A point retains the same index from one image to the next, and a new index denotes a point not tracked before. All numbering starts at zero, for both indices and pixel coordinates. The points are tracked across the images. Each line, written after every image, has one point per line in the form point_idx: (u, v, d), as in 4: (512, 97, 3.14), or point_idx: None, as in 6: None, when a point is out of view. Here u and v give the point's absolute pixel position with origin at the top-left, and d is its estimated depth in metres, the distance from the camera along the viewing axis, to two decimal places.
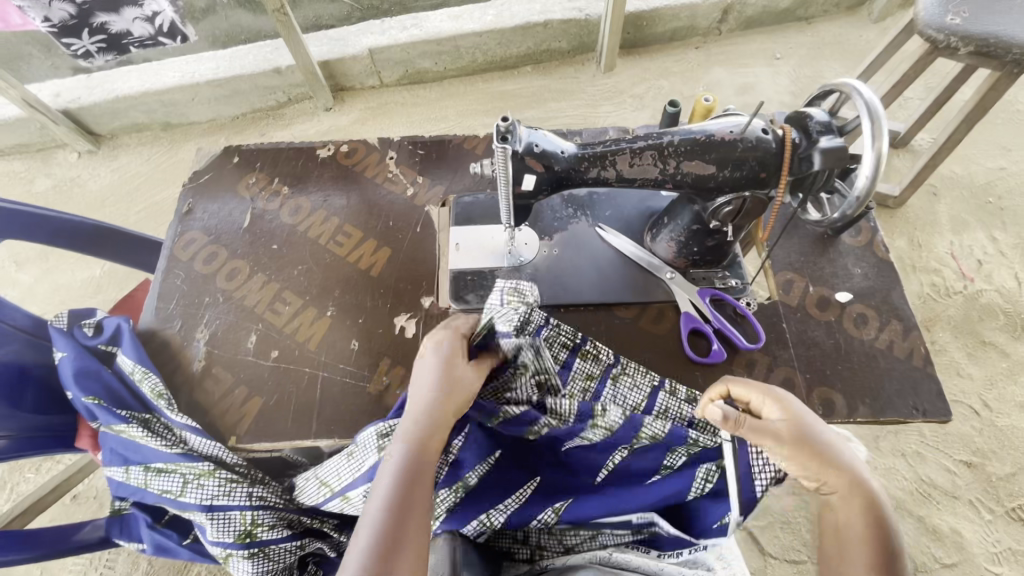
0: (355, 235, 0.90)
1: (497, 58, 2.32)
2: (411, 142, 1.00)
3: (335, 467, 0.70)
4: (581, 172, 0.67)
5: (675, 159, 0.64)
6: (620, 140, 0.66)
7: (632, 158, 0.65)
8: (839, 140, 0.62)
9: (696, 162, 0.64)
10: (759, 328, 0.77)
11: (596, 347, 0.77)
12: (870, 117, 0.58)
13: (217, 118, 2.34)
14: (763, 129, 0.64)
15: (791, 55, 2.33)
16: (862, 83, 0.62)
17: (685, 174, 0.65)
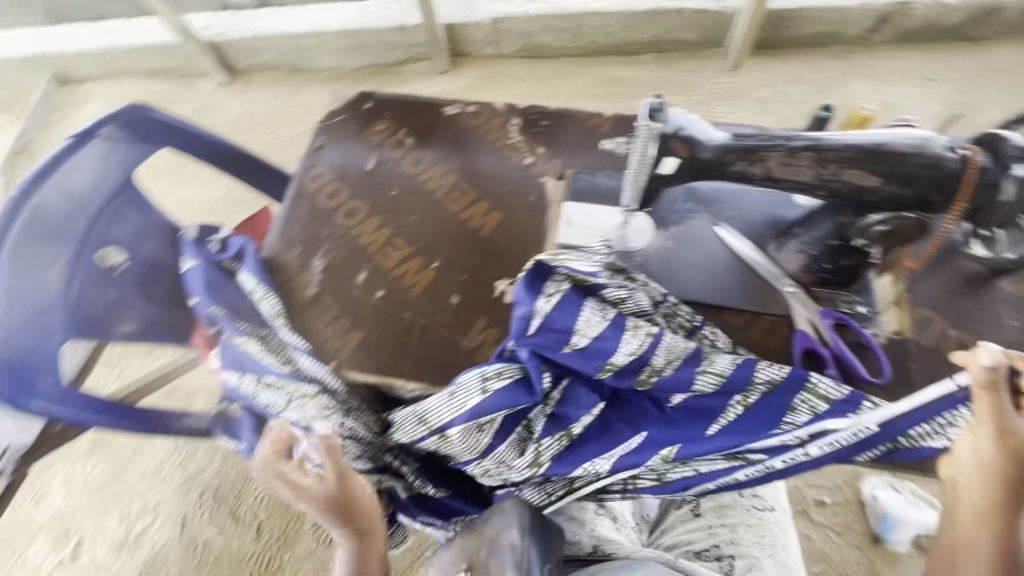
0: (470, 194, 0.92)
1: (619, 42, 2.26)
2: (536, 110, 0.99)
3: (434, 405, 0.69)
4: (726, 164, 0.63)
5: (836, 165, 0.59)
6: (776, 135, 0.62)
7: (785, 158, 0.61)
8: None
9: (859, 171, 0.59)
10: (885, 362, 0.71)
11: (712, 333, 0.75)
12: None
13: (340, 68, 2.45)
14: (947, 146, 0.57)
15: (947, 79, 2.10)
16: None
17: (843, 183, 0.60)
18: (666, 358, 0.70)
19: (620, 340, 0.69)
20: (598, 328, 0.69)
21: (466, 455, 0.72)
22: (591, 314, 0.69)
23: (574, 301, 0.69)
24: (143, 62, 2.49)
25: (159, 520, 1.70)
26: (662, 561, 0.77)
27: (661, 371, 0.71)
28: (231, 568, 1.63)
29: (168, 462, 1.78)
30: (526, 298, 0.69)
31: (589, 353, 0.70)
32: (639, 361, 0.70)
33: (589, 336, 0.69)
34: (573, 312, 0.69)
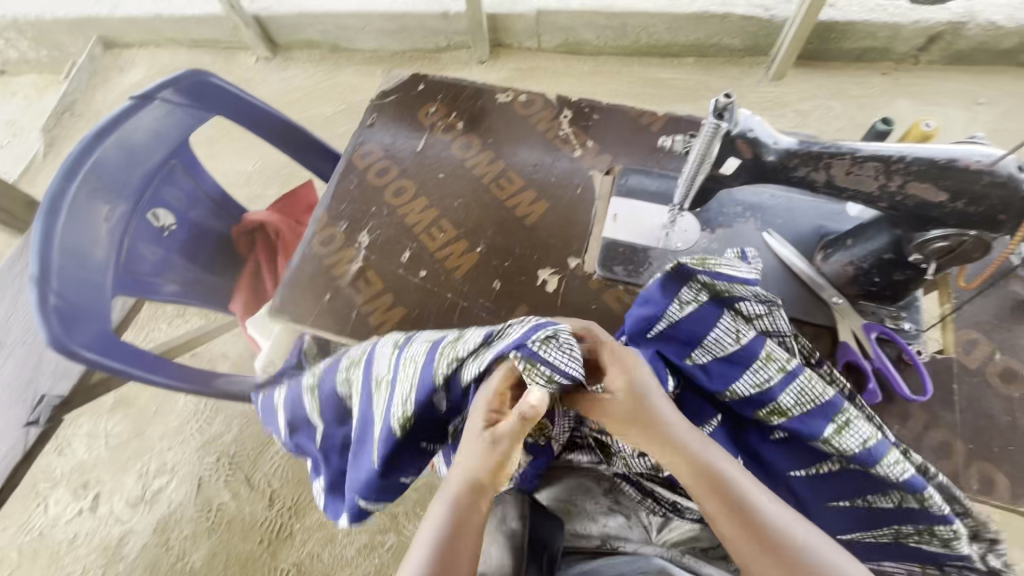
0: (517, 182, 0.93)
1: (661, 44, 2.25)
2: (587, 104, 0.99)
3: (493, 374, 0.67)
4: (789, 169, 0.63)
5: (901, 177, 0.59)
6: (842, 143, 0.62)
7: (851, 168, 0.61)
8: None
9: (925, 185, 0.59)
10: (927, 379, 0.70)
11: (833, 372, 0.70)
12: None
13: (380, 50, 2.47)
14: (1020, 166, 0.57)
15: (995, 104, 2.06)
16: None
17: (907, 196, 0.60)
18: (797, 398, 0.66)
19: (745, 369, 0.67)
20: (733, 348, 0.68)
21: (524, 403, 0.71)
22: (724, 333, 0.68)
23: (707, 313, 0.69)
24: (188, 32, 2.52)
25: (175, 480, 1.74)
26: (667, 559, 0.75)
27: (786, 411, 0.66)
28: (240, 533, 1.66)
29: (189, 424, 1.82)
30: (658, 300, 0.70)
31: (715, 369, 0.68)
32: (763, 396, 0.67)
33: (716, 352, 0.68)
34: (703, 324, 0.69)
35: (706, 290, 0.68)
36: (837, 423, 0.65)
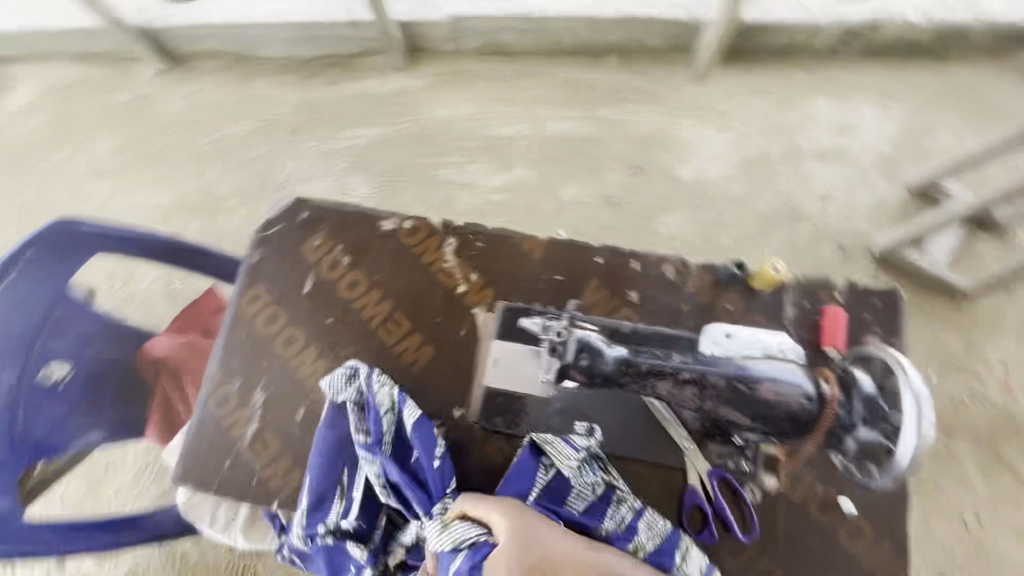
0: (404, 325, 0.96)
1: (583, 44, 2.17)
2: (472, 231, 1.01)
3: (383, 397, 0.87)
4: (621, 382, 0.70)
5: (713, 402, 0.67)
6: (667, 361, 0.69)
7: (670, 389, 0.69)
8: (878, 434, 0.63)
9: (732, 411, 0.67)
10: (755, 521, 0.82)
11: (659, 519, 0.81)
12: (916, 410, 0.61)
13: (289, 56, 2.29)
14: (810, 394, 0.65)
15: (907, 99, 2.10)
16: (911, 369, 0.65)
17: (719, 415, 0.68)
18: (649, 535, 0.79)
19: (605, 515, 0.80)
20: (593, 491, 0.80)
21: (387, 416, 0.86)
22: (583, 486, 0.80)
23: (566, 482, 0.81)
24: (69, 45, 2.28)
25: None
26: None
27: (644, 547, 0.78)
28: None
29: None
30: (527, 464, 0.82)
31: (590, 511, 0.80)
32: (626, 535, 0.79)
33: (581, 501, 0.80)
34: (562, 487, 0.81)
35: (552, 461, 0.81)
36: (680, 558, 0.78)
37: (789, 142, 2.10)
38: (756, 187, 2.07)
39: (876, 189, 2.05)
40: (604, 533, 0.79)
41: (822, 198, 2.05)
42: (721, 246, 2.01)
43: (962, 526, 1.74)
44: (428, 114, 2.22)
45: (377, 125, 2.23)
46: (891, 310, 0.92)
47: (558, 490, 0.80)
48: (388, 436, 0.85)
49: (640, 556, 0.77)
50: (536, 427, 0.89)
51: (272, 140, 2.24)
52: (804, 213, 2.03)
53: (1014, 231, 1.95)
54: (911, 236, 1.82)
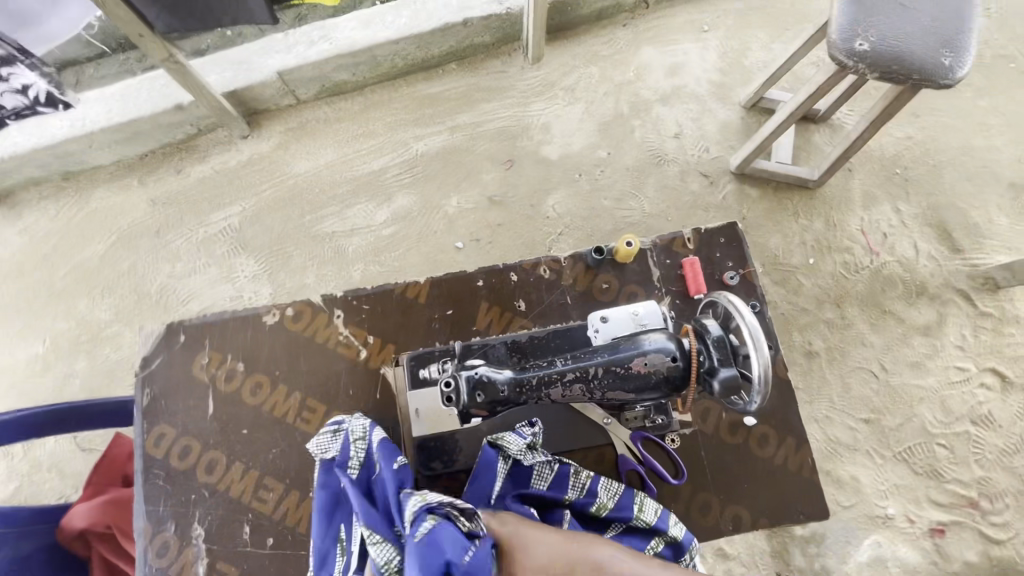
0: (321, 409, 0.97)
1: (418, 60, 2.19)
2: (355, 297, 1.03)
3: (351, 424, 0.89)
4: (520, 399, 0.78)
5: (600, 390, 0.77)
6: (552, 369, 0.78)
7: (563, 390, 0.77)
8: (734, 368, 0.73)
9: (618, 391, 0.76)
10: (681, 465, 0.93)
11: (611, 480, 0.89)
12: (753, 342, 0.71)
13: (123, 159, 2.15)
14: (671, 355, 0.75)
15: (718, 27, 2.31)
16: (744, 303, 0.75)
17: (610, 398, 0.78)
18: (608, 494, 0.86)
19: (568, 487, 0.86)
20: (552, 469, 0.86)
21: (357, 442, 0.87)
22: (542, 469, 0.86)
23: (528, 468, 0.86)
24: None
25: None
26: None
27: (607, 505, 0.85)
28: None
29: None
30: (491, 458, 0.84)
31: (554, 484, 0.86)
32: (589, 498, 0.86)
33: (544, 482, 0.86)
34: (525, 472, 0.86)
35: (510, 454, 0.84)
36: (638, 502, 0.86)
37: (633, 96, 2.25)
38: (618, 146, 2.21)
39: (718, 114, 2.25)
40: (569, 501, 0.85)
41: (676, 136, 2.22)
42: (605, 209, 2.13)
43: (871, 377, 2.00)
44: (290, 174, 2.16)
45: (242, 200, 2.14)
46: (733, 242, 1.04)
47: (523, 479, 0.86)
48: (356, 459, 0.85)
49: (606, 513, 0.85)
50: (473, 458, 0.94)
51: (135, 250, 2.10)
52: (665, 155, 2.19)
53: (835, 116, 2.21)
54: (755, 149, 2.02)
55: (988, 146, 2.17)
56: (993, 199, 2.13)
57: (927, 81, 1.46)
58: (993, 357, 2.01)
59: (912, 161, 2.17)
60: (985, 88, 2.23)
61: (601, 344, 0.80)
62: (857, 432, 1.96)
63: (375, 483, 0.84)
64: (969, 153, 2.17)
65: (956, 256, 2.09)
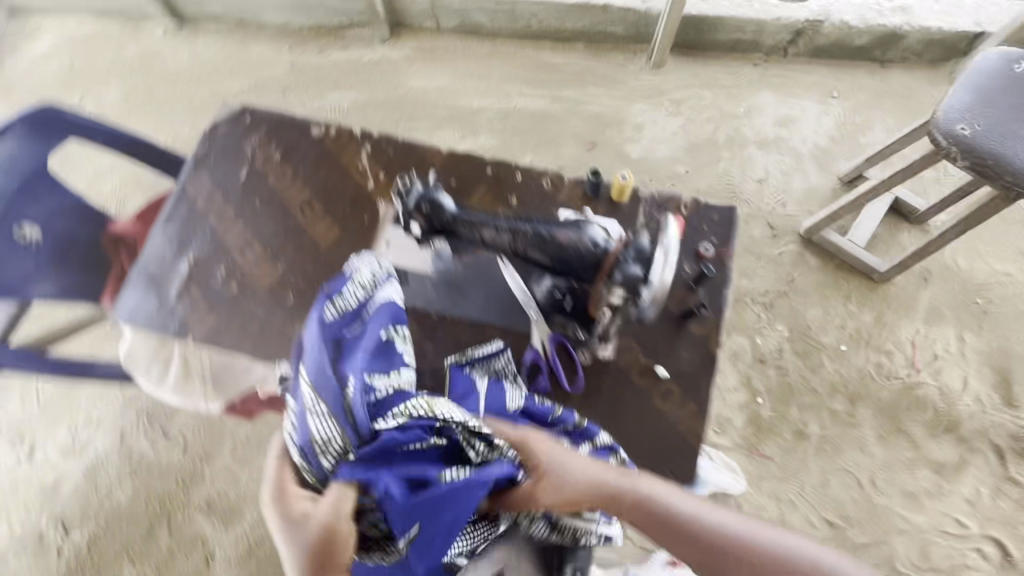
0: (318, 210, 1.14)
1: (551, 29, 2.37)
2: (386, 141, 1.19)
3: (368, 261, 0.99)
4: (458, 229, 0.94)
5: (524, 246, 0.91)
6: (493, 217, 0.94)
7: (498, 235, 0.92)
8: (640, 269, 0.85)
9: (537, 252, 0.90)
10: (580, 377, 0.99)
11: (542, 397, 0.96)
12: (665, 255, 0.84)
13: (286, 24, 2.52)
14: (590, 239, 0.88)
15: (847, 97, 2.24)
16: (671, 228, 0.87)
17: (528, 257, 0.92)
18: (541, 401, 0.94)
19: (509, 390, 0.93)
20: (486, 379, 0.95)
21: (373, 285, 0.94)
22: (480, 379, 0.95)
23: (468, 374, 0.95)
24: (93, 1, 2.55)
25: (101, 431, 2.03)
26: None
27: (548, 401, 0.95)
28: (159, 476, 1.98)
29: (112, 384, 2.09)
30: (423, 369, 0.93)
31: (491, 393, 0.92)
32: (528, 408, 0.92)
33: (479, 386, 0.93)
34: (462, 377, 0.94)
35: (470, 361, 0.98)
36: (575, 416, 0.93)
37: (733, 129, 2.25)
38: (699, 167, 2.22)
39: (810, 176, 2.19)
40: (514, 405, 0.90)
41: (759, 180, 2.19)
42: None
43: (856, 485, 1.85)
44: (404, 84, 2.42)
45: (358, 90, 2.43)
46: (725, 223, 1.07)
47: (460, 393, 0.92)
48: (355, 303, 0.91)
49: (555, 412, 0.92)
50: (413, 295, 1.05)
51: (262, 97, 2.45)
52: (741, 193, 2.18)
53: (933, 223, 2.08)
54: (829, 216, 1.96)
55: None
56: None
57: (1017, 188, 1.37)
58: (1001, 528, 1.80)
59: (999, 298, 1.99)
60: None
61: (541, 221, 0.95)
62: (817, 531, 1.82)
63: (352, 335, 0.88)
64: None
65: (1006, 410, 1.88)
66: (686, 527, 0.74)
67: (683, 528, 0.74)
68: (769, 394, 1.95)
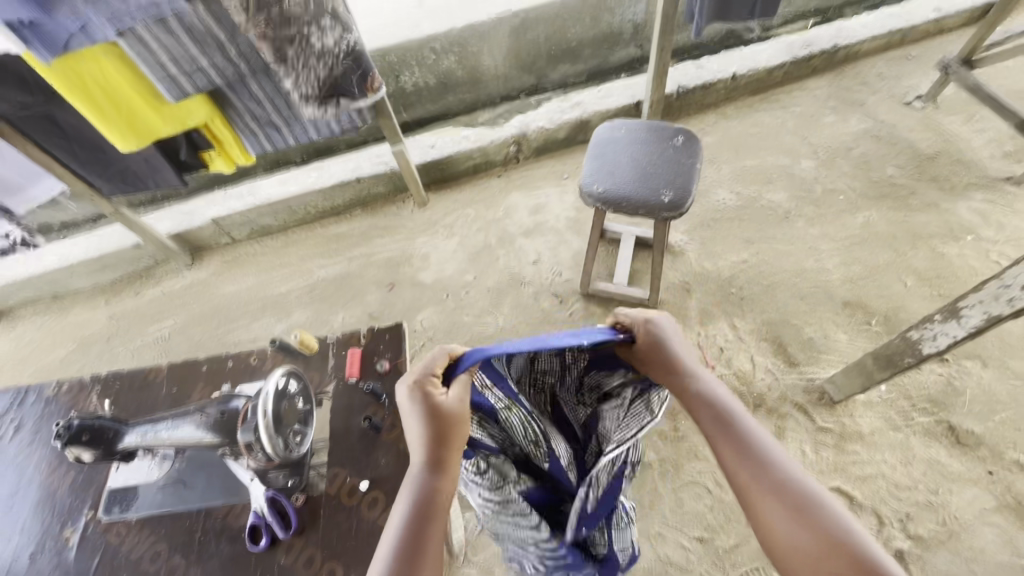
0: (55, 461, 1.26)
1: (327, 208, 2.76)
2: (112, 376, 1.36)
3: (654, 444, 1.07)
4: (113, 451, 1.08)
5: (161, 438, 1.06)
6: (150, 426, 1.08)
7: (143, 432, 1.07)
8: (251, 434, 1.01)
9: (177, 441, 1.05)
10: (293, 520, 1.10)
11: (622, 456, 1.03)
12: (264, 415, 0.99)
13: (98, 284, 2.76)
14: (214, 411, 1.06)
15: (575, 175, 2.75)
16: (274, 383, 1.02)
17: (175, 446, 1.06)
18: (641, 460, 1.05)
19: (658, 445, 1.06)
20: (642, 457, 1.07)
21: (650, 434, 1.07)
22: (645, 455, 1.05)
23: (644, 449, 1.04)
24: None
25: None
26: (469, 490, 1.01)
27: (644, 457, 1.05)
28: None
29: None
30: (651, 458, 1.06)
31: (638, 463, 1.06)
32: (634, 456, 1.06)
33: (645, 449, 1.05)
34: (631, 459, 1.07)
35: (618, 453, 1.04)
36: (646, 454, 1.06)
37: (500, 231, 2.64)
38: (483, 271, 2.53)
39: (572, 243, 2.56)
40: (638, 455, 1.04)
41: (533, 263, 2.52)
42: (465, 323, 2.39)
43: (706, 492, 1.97)
44: (216, 294, 2.66)
45: (175, 314, 2.62)
46: (394, 338, 1.31)
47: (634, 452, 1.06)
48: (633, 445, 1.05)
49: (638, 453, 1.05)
50: (142, 507, 1.17)
51: (87, 354, 2.58)
52: (522, 277, 2.49)
53: (674, 244, 2.48)
54: (586, 271, 2.27)
55: (819, 267, 2.33)
56: (826, 315, 2.21)
57: (651, 214, 1.75)
58: (838, 477, 1.92)
59: (746, 282, 2.34)
60: (815, 217, 2.45)
61: (186, 408, 1.10)
62: (691, 552, 1.88)
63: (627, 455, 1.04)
64: (801, 274, 2.32)
65: (792, 370, 2.12)
66: (790, 500, 0.78)
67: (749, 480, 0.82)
68: None
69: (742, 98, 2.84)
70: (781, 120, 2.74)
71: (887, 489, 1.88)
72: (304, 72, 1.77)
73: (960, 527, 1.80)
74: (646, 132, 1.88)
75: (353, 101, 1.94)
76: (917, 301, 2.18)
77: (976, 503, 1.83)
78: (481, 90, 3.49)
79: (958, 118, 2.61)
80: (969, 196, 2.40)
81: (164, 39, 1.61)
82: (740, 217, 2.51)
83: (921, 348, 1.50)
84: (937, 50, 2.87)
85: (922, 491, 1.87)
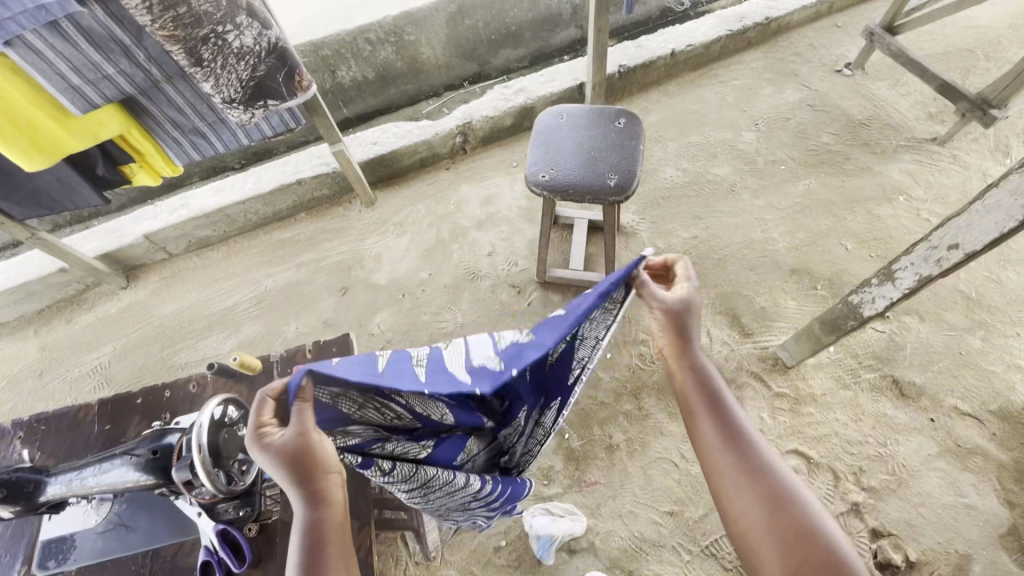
0: None
1: (269, 214, 2.63)
2: (36, 419, 1.26)
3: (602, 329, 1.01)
4: (35, 503, 1.00)
5: (88, 484, 1.00)
6: (75, 473, 1.01)
7: (68, 480, 1.00)
8: (187, 470, 0.96)
9: (105, 486, 0.99)
10: (247, 552, 1.05)
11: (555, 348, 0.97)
12: (198, 448, 0.93)
13: (24, 314, 2.56)
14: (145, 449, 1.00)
15: (524, 162, 2.73)
16: (207, 413, 0.96)
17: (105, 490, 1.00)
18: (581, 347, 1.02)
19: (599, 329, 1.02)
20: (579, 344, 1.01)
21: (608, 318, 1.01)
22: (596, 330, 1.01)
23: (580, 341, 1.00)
24: None
25: None
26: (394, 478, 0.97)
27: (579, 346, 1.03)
28: None
29: None
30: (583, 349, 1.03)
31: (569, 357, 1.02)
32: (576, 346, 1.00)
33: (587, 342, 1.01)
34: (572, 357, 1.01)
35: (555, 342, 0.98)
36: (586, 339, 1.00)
37: (452, 225, 2.59)
38: (438, 266, 2.48)
39: (526, 232, 2.54)
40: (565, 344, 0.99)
41: (488, 255, 2.49)
42: (424, 322, 2.34)
43: (673, 467, 2.01)
44: (157, 314, 2.51)
45: (114, 340, 2.46)
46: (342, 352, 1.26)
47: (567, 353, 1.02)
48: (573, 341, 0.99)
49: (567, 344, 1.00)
50: (82, 556, 1.09)
51: (19, 390, 2.40)
52: (479, 270, 2.45)
53: (627, 225, 2.49)
54: (542, 259, 2.25)
55: (766, 238, 2.39)
56: (776, 284, 2.28)
57: (597, 198, 1.73)
58: (796, 439, 1.99)
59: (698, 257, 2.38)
60: (759, 188, 2.51)
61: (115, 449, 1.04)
62: (663, 527, 1.92)
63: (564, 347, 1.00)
64: (750, 246, 2.37)
65: (747, 340, 2.18)
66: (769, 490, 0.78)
67: (721, 466, 0.82)
68: (572, 427, 2.13)
69: (683, 75, 2.86)
70: (721, 94, 2.78)
71: (841, 445, 1.97)
72: (224, 73, 1.66)
73: (908, 474, 1.90)
74: (588, 116, 1.86)
75: (282, 101, 1.83)
76: (858, 263, 2.27)
77: (922, 451, 1.93)
78: (423, 80, 3.39)
79: (886, 83, 2.71)
80: (899, 158, 2.50)
81: (58, 45, 1.47)
82: (688, 193, 2.54)
83: (863, 311, 1.55)
84: (863, 17, 2.96)
85: (873, 445, 1.96)
